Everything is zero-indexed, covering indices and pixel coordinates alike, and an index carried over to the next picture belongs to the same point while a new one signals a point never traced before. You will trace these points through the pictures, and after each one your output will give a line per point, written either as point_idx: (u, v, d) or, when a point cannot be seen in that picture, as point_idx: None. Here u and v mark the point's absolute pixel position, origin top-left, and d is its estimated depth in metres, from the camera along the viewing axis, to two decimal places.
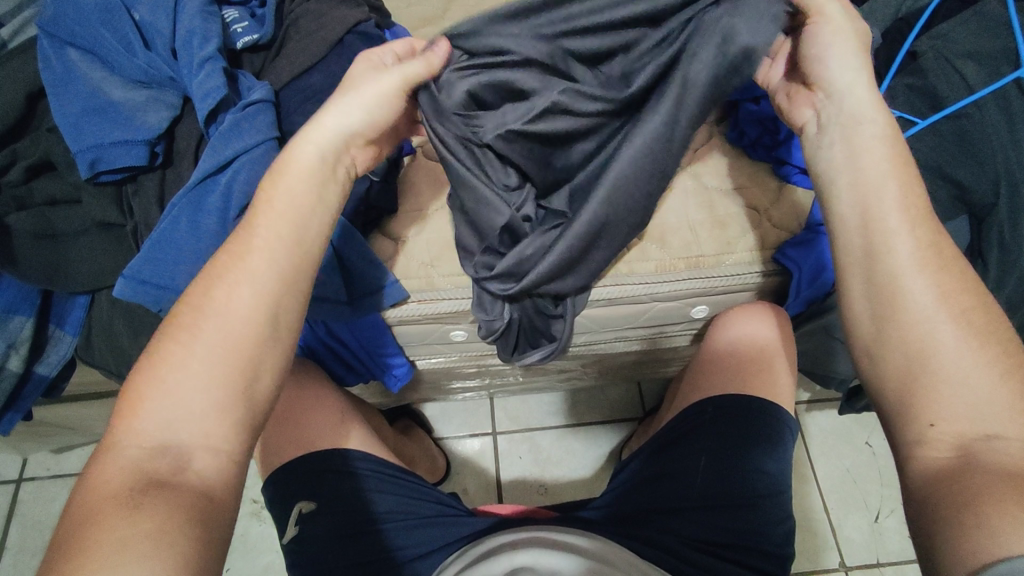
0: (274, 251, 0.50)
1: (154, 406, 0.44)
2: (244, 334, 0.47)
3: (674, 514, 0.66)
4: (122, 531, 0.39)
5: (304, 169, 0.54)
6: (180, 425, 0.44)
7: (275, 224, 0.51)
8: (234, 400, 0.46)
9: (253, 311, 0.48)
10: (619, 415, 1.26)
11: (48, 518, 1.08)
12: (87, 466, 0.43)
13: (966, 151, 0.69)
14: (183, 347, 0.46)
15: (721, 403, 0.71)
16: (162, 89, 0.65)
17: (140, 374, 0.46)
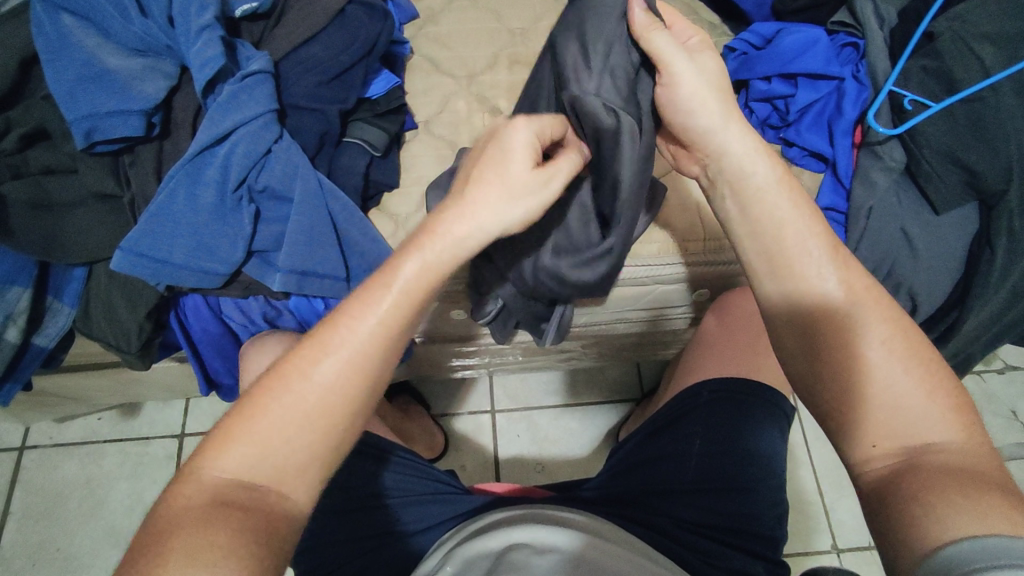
0: (389, 336, 0.48)
1: (248, 444, 0.45)
2: (343, 405, 0.47)
3: (670, 497, 0.66)
4: (193, 551, 0.40)
5: (439, 258, 0.49)
6: (268, 468, 0.45)
7: (394, 300, 0.48)
8: (318, 464, 0.46)
9: (353, 385, 0.47)
10: (617, 396, 1.26)
11: (51, 485, 1.09)
12: (177, 476, 0.45)
13: (979, 136, 0.68)
14: (281, 397, 0.46)
15: (716, 387, 0.71)
16: (159, 58, 0.63)
17: (240, 410, 0.46)
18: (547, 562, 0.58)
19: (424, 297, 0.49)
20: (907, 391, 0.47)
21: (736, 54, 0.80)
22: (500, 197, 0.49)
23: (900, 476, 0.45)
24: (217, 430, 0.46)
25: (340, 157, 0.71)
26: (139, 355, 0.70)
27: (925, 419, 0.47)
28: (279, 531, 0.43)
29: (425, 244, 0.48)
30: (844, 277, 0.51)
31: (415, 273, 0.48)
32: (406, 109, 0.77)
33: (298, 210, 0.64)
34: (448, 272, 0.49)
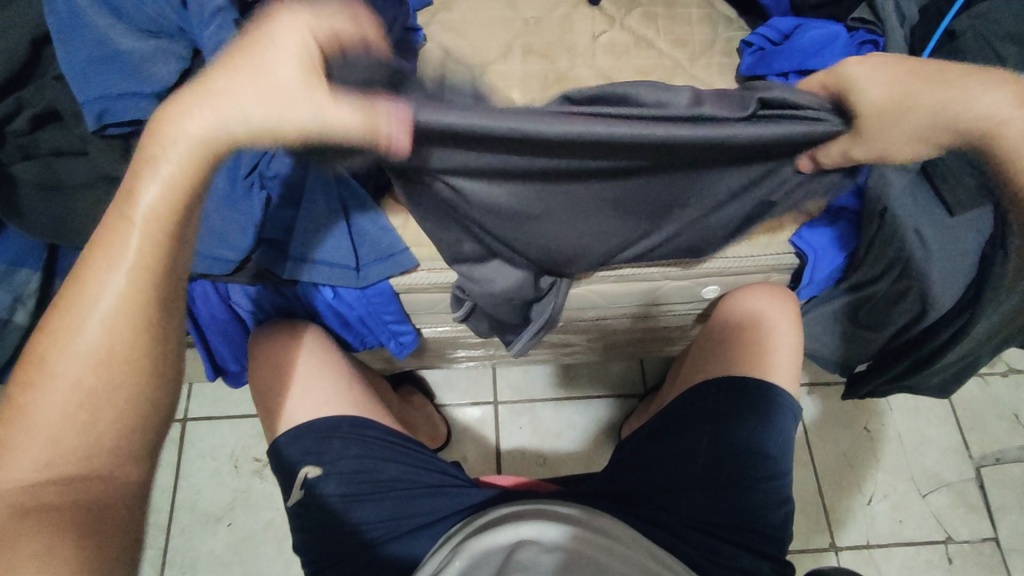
0: (145, 258, 0.47)
1: (57, 405, 0.45)
2: (119, 358, 0.47)
3: (675, 493, 0.67)
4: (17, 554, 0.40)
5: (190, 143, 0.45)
6: (79, 420, 0.45)
7: (139, 233, 0.46)
8: (127, 398, 0.47)
9: (140, 321, 0.47)
10: (620, 390, 1.26)
11: None
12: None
13: None
14: (63, 349, 0.45)
15: (724, 385, 0.71)
16: (171, 39, 0.62)
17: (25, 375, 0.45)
18: (548, 563, 0.59)
19: (171, 221, 0.47)
20: None
21: (753, 49, 0.80)
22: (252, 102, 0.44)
23: None
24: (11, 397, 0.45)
25: None
26: None
27: None
28: (107, 510, 0.45)
29: (156, 162, 0.46)
30: None
31: (155, 199, 0.46)
32: None
33: (309, 197, 0.65)
34: (195, 185, 0.47)
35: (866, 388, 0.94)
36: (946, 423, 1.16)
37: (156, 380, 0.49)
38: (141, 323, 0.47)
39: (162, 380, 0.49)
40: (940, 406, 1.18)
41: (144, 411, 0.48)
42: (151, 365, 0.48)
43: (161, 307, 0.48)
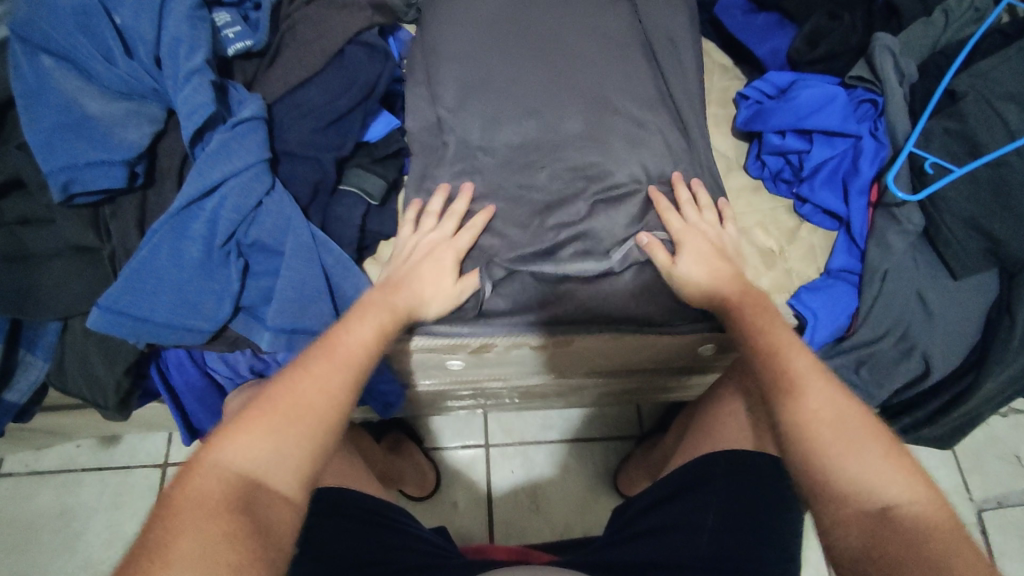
0: (343, 405, 0.50)
1: (236, 465, 0.45)
2: (311, 416, 0.48)
3: (678, 572, 0.61)
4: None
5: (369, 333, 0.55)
6: (223, 526, 0.42)
7: (332, 360, 0.51)
8: (240, 515, 0.42)
9: (292, 422, 0.47)
10: (615, 433, 1.23)
11: (28, 516, 1.07)
12: (172, 481, 0.44)
13: (1000, 202, 0.65)
14: (265, 423, 0.47)
15: (731, 457, 0.68)
16: (144, 102, 0.60)
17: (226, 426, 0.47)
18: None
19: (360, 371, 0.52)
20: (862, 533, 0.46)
21: (750, 102, 0.79)
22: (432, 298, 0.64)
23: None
24: (202, 448, 0.46)
25: (335, 205, 0.68)
26: (118, 408, 0.68)
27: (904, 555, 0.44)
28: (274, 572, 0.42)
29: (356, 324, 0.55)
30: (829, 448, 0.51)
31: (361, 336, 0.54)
32: (405, 151, 0.74)
33: (289, 265, 0.61)
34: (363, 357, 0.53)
35: None
36: (947, 467, 1.14)
37: (256, 518, 0.43)
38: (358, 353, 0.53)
39: (264, 521, 0.43)
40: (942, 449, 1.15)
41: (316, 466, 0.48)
42: (278, 524, 0.44)
43: (301, 466, 0.47)
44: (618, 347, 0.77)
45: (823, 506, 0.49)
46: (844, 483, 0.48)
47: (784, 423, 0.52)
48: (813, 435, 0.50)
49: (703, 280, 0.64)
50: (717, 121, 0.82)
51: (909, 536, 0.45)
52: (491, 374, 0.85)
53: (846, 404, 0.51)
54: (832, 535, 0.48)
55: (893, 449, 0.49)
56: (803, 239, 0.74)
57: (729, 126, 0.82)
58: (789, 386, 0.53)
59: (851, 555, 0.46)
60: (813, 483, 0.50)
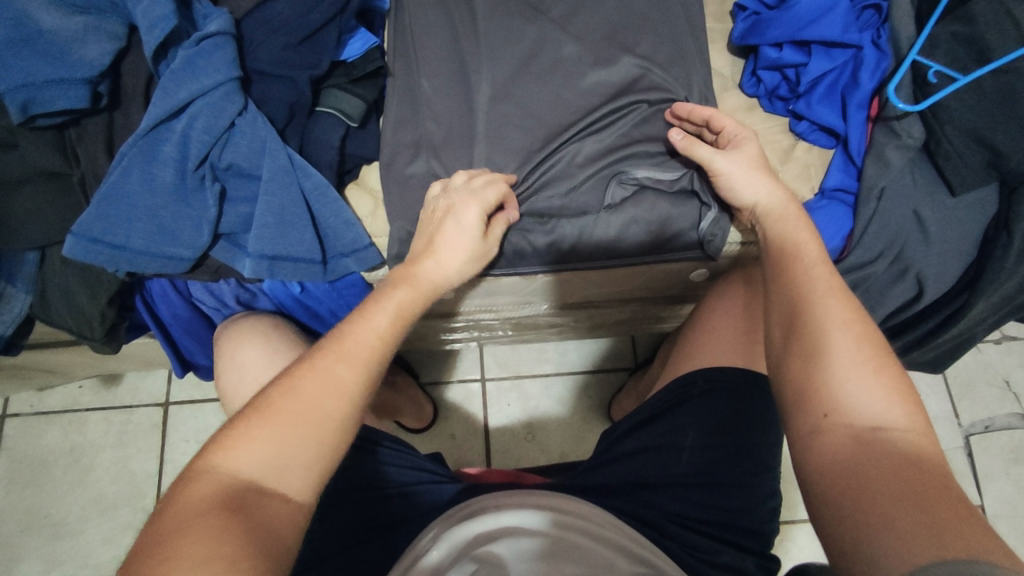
0: (354, 405, 0.47)
1: (236, 474, 0.42)
2: (324, 413, 0.46)
3: (658, 489, 0.63)
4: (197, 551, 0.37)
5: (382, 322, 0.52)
6: (217, 529, 0.39)
7: (342, 352, 0.49)
8: (238, 520, 0.40)
9: (295, 424, 0.45)
10: (609, 365, 1.24)
11: (36, 453, 1.10)
12: (168, 492, 0.42)
13: (1006, 112, 0.63)
14: (268, 427, 0.44)
15: (712, 376, 0.67)
16: (102, 16, 0.57)
17: (223, 433, 0.45)
18: (531, 546, 0.54)
19: (378, 362, 0.50)
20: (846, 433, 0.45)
21: (746, 14, 0.74)
22: (442, 256, 0.58)
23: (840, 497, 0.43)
24: (197, 458, 0.44)
25: (312, 127, 0.66)
26: (106, 340, 0.68)
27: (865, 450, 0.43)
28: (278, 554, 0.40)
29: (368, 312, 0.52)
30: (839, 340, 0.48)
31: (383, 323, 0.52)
32: (384, 72, 0.71)
33: (267, 189, 0.60)
34: (381, 348, 0.51)
35: None
36: (937, 392, 1.15)
37: (252, 522, 0.41)
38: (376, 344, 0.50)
39: (266, 523, 0.41)
40: (932, 376, 1.16)
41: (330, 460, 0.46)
42: (281, 528, 0.42)
43: (306, 468, 0.44)
44: (610, 273, 0.76)
45: (806, 414, 0.48)
46: (836, 400, 0.46)
47: (794, 351, 0.50)
48: (819, 362, 0.48)
49: (759, 192, 0.60)
50: (714, 36, 0.78)
51: (889, 457, 0.43)
52: (482, 305, 0.85)
53: (867, 334, 0.49)
54: (813, 450, 0.46)
55: (905, 387, 0.46)
56: (798, 158, 0.72)
57: (726, 41, 0.78)
58: (806, 320, 0.50)
59: (820, 470, 0.45)
60: (806, 399, 0.48)
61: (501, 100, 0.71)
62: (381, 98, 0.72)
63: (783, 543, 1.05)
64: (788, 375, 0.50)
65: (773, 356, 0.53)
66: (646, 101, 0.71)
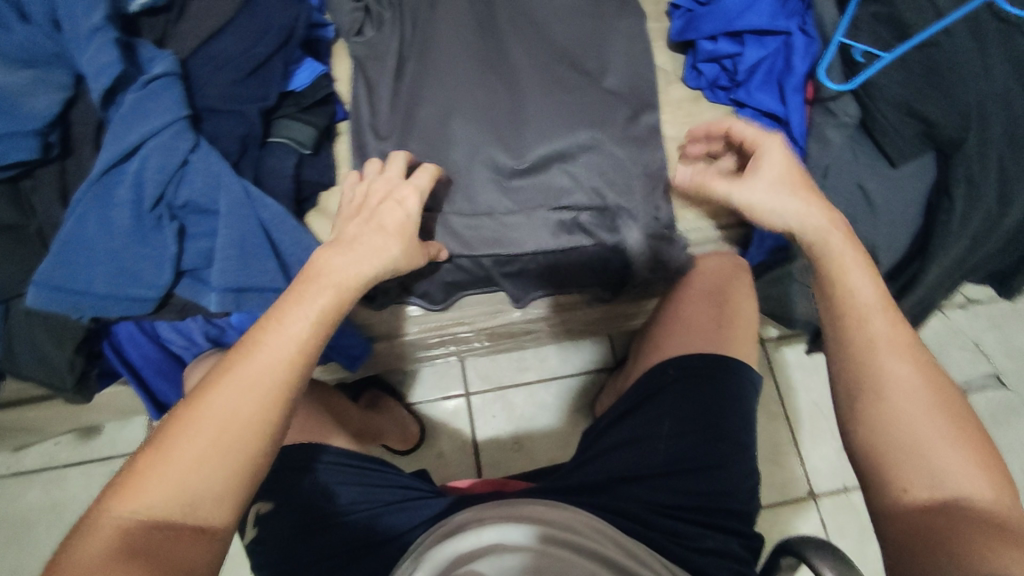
0: (259, 427, 0.46)
1: (133, 516, 0.43)
2: (226, 436, 0.45)
3: (638, 482, 0.64)
4: None
5: (293, 330, 0.48)
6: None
7: (250, 368, 0.46)
8: (136, 563, 0.41)
9: (196, 462, 0.44)
10: (591, 366, 1.25)
11: (17, 514, 1.08)
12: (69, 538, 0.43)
13: (932, 84, 0.66)
14: (169, 461, 0.44)
15: (681, 364, 0.69)
16: (48, 68, 0.58)
17: (120, 477, 0.45)
18: (513, 562, 0.53)
19: (291, 375, 0.47)
20: (929, 498, 0.45)
21: (681, 12, 0.78)
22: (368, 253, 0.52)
23: (935, 549, 0.43)
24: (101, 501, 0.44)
25: (267, 158, 0.67)
26: (77, 388, 0.68)
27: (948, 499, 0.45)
28: None
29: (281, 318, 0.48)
30: (905, 406, 0.48)
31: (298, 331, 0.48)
32: (334, 98, 0.73)
33: (225, 221, 0.60)
34: (297, 357, 0.48)
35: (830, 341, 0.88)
36: None
37: (157, 564, 0.41)
38: (289, 356, 0.47)
39: (167, 564, 0.42)
40: None
41: (241, 486, 0.45)
42: (185, 569, 0.42)
43: (211, 501, 0.44)
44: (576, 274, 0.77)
45: (884, 488, 0.48)
46: (912, 473, 0.46)
47: (866, 416, 0.49)
48: (892, 432, 0.48)
49: (789, 215, 0.53)
50: (653, 35, 0.81)
51: (973, 530, 0.43)
52: (453, 318, 0.86)
53: (949, 405, 0.48)
54: (893, 517, 0.46)
55: (982, 453, 0.47)
56: None
57: (664, 39, 0.81)
58: (874, 390, 0.49)
59: (896, 530, 0.46)
60: (882, 470, 0.48)
61: (452, 116, 0.73)
62: (334, 123, 0.73)
63: (778, 526, 1.06)
64: (858, 439, 0.50)
65: (842, 408, 0.51)
66: (593, 104, 0.73)
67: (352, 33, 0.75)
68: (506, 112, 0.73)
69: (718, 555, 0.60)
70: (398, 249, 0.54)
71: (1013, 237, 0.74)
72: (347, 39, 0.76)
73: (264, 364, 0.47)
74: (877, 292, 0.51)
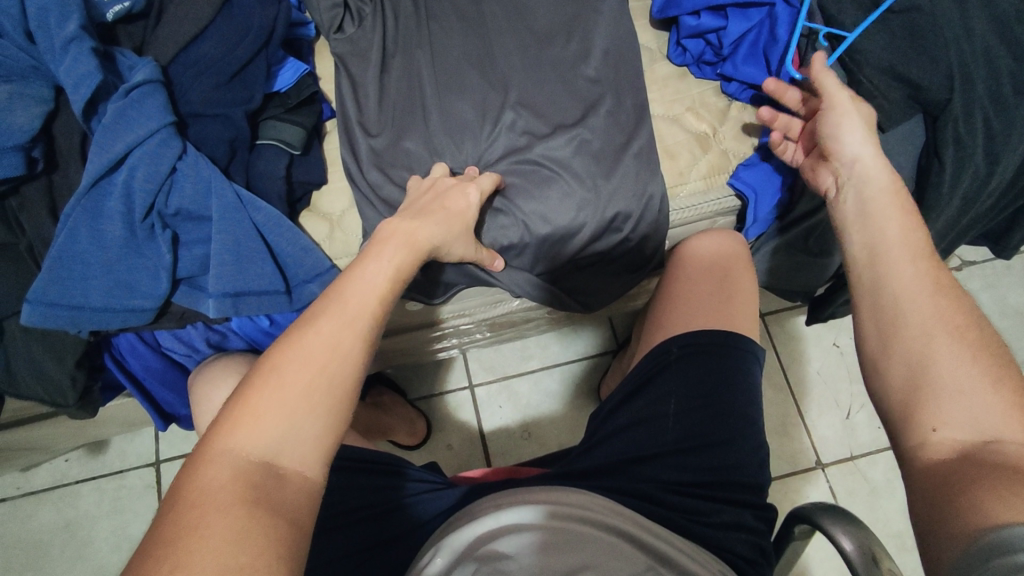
0: (360, 367, 0.46)
1: (249, 453, 0.41)
2: (330, 373, 0.45)
3: (650, 461, 0.64)
4: (215, 539, 0.37)
5: (378, 282, 0.50)
6: (243, 515, 0.38)
7: (344, 312, 0.47)
8: (262, 505, 0.39)
9: (307, 396, 0.43)
10: (593, 350, 1.26)
11: (30, 534, 1.08)
12: (176, 478, 0.40)
13: (916, 46, 0.66)
14: (275, 403, 0.43)
15: (684, 342, 0.69)
16: (25, 81, 0.57)
17: (229, 409, 0.43)
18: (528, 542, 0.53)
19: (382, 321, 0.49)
20: (949, 431, 0.42)
21: None
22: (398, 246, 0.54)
23: (939, 489, 0.40)
24: (205, 437, 0.42)
25: (256, 161, 0.66)
26: (80, 404, 0.67)
27: (974, 427, 0.41)
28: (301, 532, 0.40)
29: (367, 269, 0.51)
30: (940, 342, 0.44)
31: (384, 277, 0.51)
32: (319, 96, 0.72)
33: (219, 226, 0.60)
34: (385, 306, 0.50)
35: (828, 311, 0.88)
36: None
37: (274, 502, 0.40)
38: (378, 303, 0.49)
39: (285, 503, 0.40)
40: None
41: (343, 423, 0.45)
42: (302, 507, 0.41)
43: (320, 439, 0.43)
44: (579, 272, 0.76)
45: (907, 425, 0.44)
46: (935, 409, 0.43)
47: (896, 353, 0.46)
48: (904, 354, 0.45)
49: (871, 152, 0.55)
50: (636, 14, 0.80)
51: (995, 469, 0.39)
52: (454, 311, 0.86)
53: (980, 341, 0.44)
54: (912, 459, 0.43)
55: None
56: (734, 117, 0.75)
57: (647, 17, 0.80)
58: (903, 331, 0.46)
59: (918, 467, 0.42)
60: (908, 406, 0.44)
61: (439, 108, 0.72)
62: (321, 122, 0.73)
63: (788, 496, 1.07)
64: (888, 377, 0.46)
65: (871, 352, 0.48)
66: (580, 85, 0.73)
67: (333, 30, 0.74)
68: (493, 99, 0.72)
69: (733, 527, 0.61)
70: (459, 228, 0.61)
71: (1004, 196, 0.74)
72: (327, 37, 0.74)
73: (357, 308, 0.48)
74: (901, 231, 0.50)
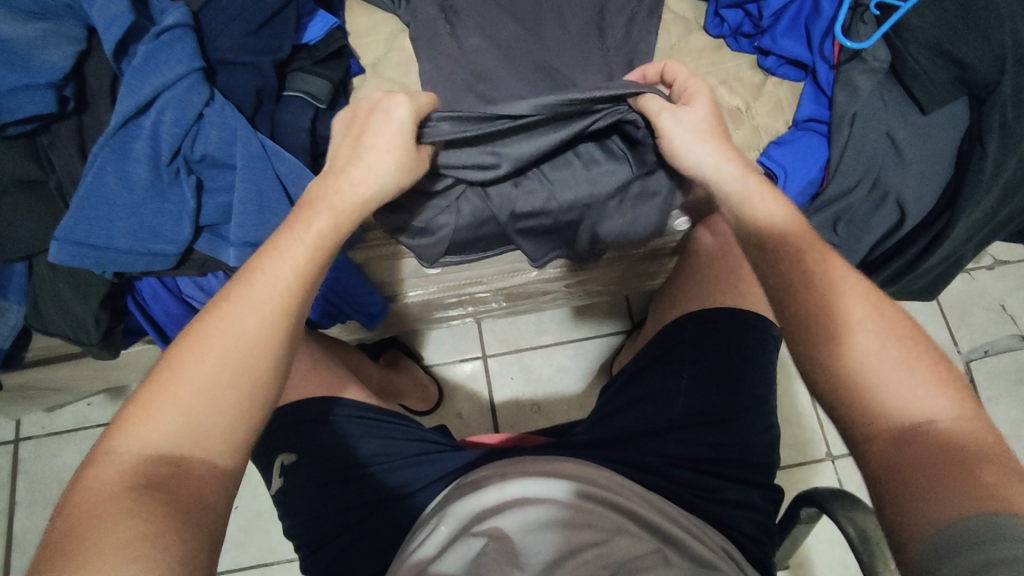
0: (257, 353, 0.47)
1: (144, 449, 0.43)
2: (227, 363, 0.46)
3: (659, 435, 0.64)
4: (106, 531, 0.39)
5: (280, 262, 0.50)
6: (134, 507, 0.41)
7: (242, 300, 0.48)
8: (154, 496, 0.41)
9: (202, 389, 0.45)
10: (608, 328, 1.25)
11: (53, 472, 1.12)
12: (80, 476, 0.43)
13: (968, 25, 0.63)
14: (148, 418, 0.44)
15: (700, 319, 0.69)
16: (59, 19, 0.57)
17: (127, 408, 0.45)
18: (540, 514, 0.53)
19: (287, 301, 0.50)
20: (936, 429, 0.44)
21: None
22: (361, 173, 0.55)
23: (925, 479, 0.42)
24: (108, 435, 0.45)
25: (282, 112, 0.66)
26: (103, 345, 0.69)
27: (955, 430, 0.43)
28: (200, 518, 0.42)
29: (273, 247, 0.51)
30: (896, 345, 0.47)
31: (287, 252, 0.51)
32: (347, 51, 0.72)
33: (241, 174, 0.60)
34: (290, 287, 0.50)
35: None
36: (934, 321, 1.15)
37: (171, 492, 0.42)
38: (279, 285, 0.49)
39: (181, 492, 0.42)
40: (928, 306, 1.17)
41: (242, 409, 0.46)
42: (199, 496, 0.43)
43: (220, 428, 0.45)
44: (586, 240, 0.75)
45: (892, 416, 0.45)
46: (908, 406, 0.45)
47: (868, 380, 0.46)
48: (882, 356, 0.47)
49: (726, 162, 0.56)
50: None
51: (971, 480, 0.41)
52: (471, 278, 0.86)
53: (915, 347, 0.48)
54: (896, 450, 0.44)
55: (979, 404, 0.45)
56: (769, 93, 0.73)
57: None
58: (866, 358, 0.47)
59: (915, 474, 0.42)
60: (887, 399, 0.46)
61: None
62: (347, 77, 0.72)
63: (794, 486, 1.07)
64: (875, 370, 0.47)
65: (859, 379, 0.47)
66: None
67: None
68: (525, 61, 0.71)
69: (738, 505, 0.60)
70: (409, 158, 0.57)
71: None
72: None
73: (254, 295, 0.49)
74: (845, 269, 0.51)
